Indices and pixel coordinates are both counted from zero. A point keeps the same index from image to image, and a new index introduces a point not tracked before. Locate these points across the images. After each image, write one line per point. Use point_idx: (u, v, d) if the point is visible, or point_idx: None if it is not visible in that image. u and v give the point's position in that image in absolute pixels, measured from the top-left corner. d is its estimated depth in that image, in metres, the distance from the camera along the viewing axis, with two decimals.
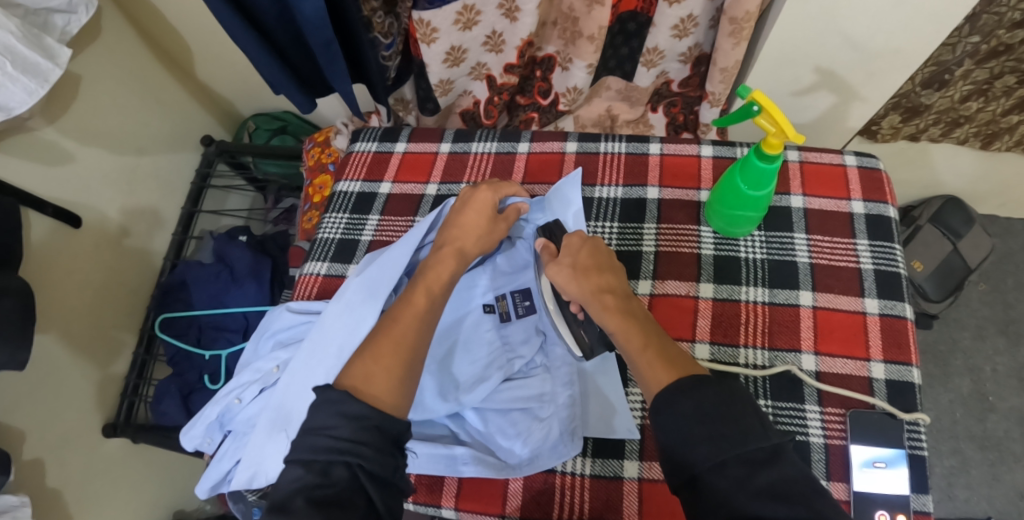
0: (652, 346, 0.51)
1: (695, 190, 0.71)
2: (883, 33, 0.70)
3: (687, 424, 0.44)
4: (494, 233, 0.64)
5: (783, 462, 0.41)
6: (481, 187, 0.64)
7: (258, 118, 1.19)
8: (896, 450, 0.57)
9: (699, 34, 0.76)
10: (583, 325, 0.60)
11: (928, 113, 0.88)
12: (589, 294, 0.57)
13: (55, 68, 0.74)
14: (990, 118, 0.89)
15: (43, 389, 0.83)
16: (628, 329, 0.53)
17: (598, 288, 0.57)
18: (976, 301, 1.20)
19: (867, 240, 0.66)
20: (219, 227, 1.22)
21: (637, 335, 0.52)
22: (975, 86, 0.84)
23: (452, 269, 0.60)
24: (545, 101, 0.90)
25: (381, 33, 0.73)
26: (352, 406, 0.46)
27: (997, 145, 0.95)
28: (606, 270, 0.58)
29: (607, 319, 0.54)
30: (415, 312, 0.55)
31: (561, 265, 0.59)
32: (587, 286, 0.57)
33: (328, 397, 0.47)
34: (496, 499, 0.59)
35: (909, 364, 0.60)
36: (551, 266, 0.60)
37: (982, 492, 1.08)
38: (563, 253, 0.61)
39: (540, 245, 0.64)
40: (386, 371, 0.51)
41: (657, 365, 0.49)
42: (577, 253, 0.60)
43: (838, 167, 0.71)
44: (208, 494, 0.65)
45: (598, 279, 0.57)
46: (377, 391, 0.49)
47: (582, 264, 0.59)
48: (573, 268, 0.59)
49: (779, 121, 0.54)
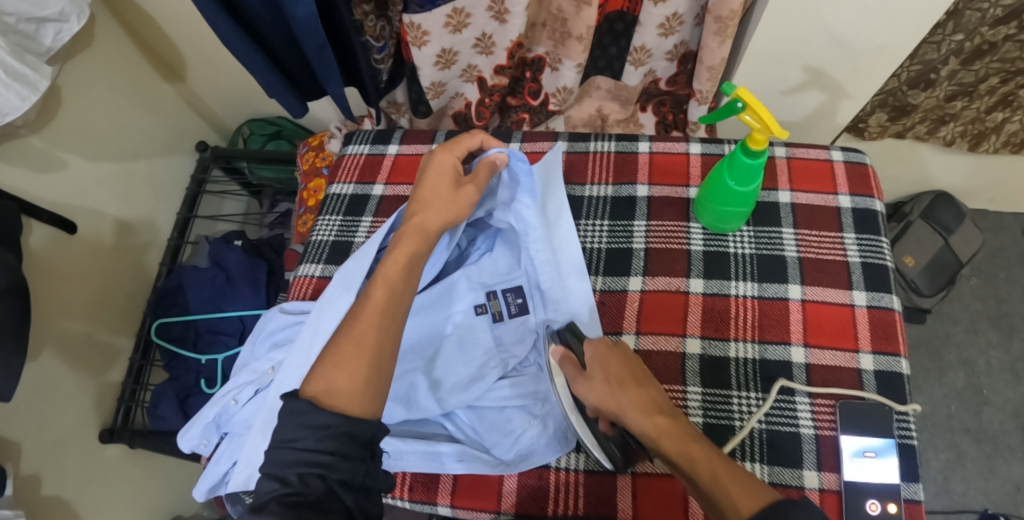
0: (723, 469, 0.47)
1: (685, 188, 0.72)
2: (867, 30, 0.71)
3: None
4: (460, 201, 0.60)
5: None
6: (438, 152, 0.62)
7: (252, 123, 1.19)
8: (887, 439, 0.57)
9: (685, 31, 0.77)
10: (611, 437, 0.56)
11: (915, 113, 0.89)
12: (636, 415, 0.52)
13: (42, 80, 0.75)
14: (975, 115, 0.90)
15: (40, 397, 0.83)
16: (689, 452, 0.48)
17: (645, 405, 0.52)
18: (968, 296, 1.21)
19: (854, 233, 0.67)
20: (215, 232, 1.23)
21: (703, 457, 0.48)
22: (960, 86, 0.85)
23: (411, 248, 0.57)
24: (536, 101, 0.90)
25: (373, 37, 0.74)
26: (315, 414, 0.47)
27: (985, 147, 0.97)
28: (644, 384, 0.54)
29: (662, 444, 0.50)
30: (376, 307, 0.53)
31: (593, 381, 0.54)
32: (632, 406, 0.52)
33: (292, 409, 0.47)
34: (492, 495, 0.59)
35: (898, 355, 0.61)
36: (581, 383, 0.55)
37: (978, 485, 1.08)
38: (592, 365, 0.55)
39: (558, 355, 0.58)
40: (350, 373, 0.49)
41: (735, 488, 0.45)
42: (608, 364, 0.55)
43: (825, 162, 0.72)
44: (206, 496, 0.66)
45: (639, 396, 0.52)
46: (344, 401, 0.48)
47: (616, 376, 0.54)
48: (608, 383, 0.54)
49: (764, 117, 0.54)
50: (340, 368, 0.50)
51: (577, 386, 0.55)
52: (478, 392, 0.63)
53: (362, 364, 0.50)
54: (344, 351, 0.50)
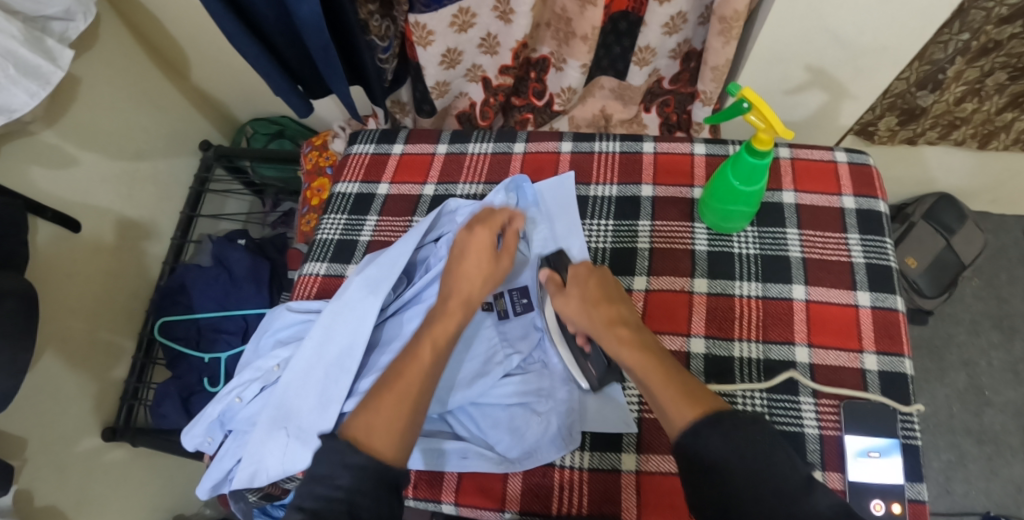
0: (671, 378, 0.50)
1: (689, 188, 0.72)
2: (871, 32, 0.72)
3: (722, 464, 0.44)
4: (498, 272, 0.63)
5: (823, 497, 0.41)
6: (476, 229, 0.63)
7: (257, 122, 1.20)
8: (891, 440, 0.57)
9: (688, 30, 0.78)
10: (589, 357, 0.60)
11: (925, 117, 0.90)
12: (601, 326, 0.57)
13: (58, 71, 0.74)
14: (985, 118, 0.91)
15: (42, 395, 0.84)
16: (642, 360, 0.53)
17: (611, 319, 0.57)
18: (970, 297, 1.21)
19: (858, 234, 0.67)
20: (218, 230, 1.23)
21: (654, 368, 0.52)
22: (968, 86, 0.86)
23: (458, 322, 0.59)
24: (540, 101, 0.90)
25: (378, 36, 0.74)
26: (354, 456, 0.47)
27: (995, 145, 0.97)
28: (616, 301, 0.59)
29: (621, 353, 0.54)
30: (421, 366, 0.54)
31: (570, 297, 0.60)
32: (598, 317, 0.57)
33: (332, 447, 0.48)
34: (495, 493, 0.59)
35: (901, 355, 0.61)
36: (559, 297, 0.61)
37: (979, 486, 1.09)
38: (570, 284, 0.61)
39: (545, 276, 0.64)
40: (388, 423, 0.50)
41: (678, 396, 0.49)
42: (586, 282, 0.60)
43: (829, 163, 0.72)
44: (209, 494, 0.66)
45: (608, 310, 0.57)
46: (379, 445, 0.49)
47: (592, 294, 0.59)
48: (582, 299, 0.59)
49: (768, 117, 0.54)
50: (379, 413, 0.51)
51: (555, 301, 0.61)
52: (482, 390, 0.63)
53: (402, 414, 0.51)
54: (384, 399, 0.52)
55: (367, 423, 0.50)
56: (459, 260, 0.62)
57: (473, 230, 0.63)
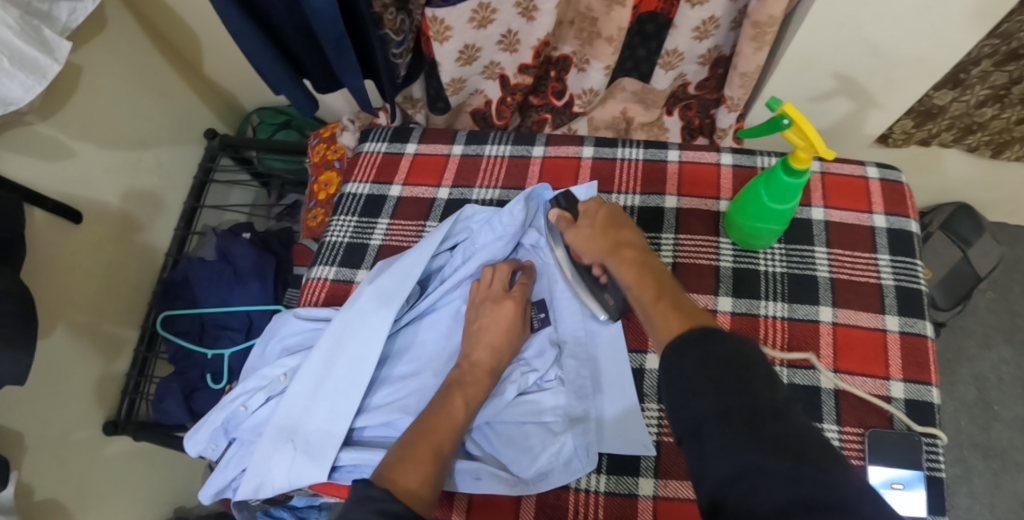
0: (665, 298, 0.51)
1: (715, 200, 0.69)
2: (910, 43, 0.68)
3: (691, 374, 0.42)
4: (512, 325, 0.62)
5: (788, 415, 0.38)
6: (505, 302, 0.63)
7: (262, 112, 1.17)
8: (916, 472, 0.56)
9: (719, 36, 0.74)
10: (605, 289, 0.62)
11: (942, 117, 0.87)
12: (606, 251, 0.58)
13: (54, 64, 0.71)
14: (1004, 126, 0.88)
15: (42, 391, 0.82)
16: (642, 281, 0.54)
17: (616, 244, 0.58)
18: (983, 309, 1.19)
19: (888, 254, 0.65)
20: (222, 222, 1.19)
21: (652, 288, 0.53)
22: (993, 90, 0.82)
23: (486, 387, 0.59)
24: (559, 102, 0.88)
25: (392, 30, 0.70)
26: (391, 504, 0.45)
27: (1007, 155, 0.94)
28: (622, 228, 0.60)
29: (623, 272, 0.56)
30: (455, 423, 0.55)
31: (580, 229, 0.62)
32: (605, 243, 0.59)
33: (369, 494, 0.45)
34: (508, 515, 0.57)
35: (929, 384, 0.59)
36: (570, 230, 0.63)
37: (984, 501, 1.06)
38: (581, 218, 0.63)
39: (556, 215, 0.65)
40: (422, 479, 0.50)
41: (668, 314, 0.49)
42: (596, 215, 0.62)
43: (860, 179, 0.70)
44: (212, 500, 0.64)
45: (616, 236, 0.59)
46: (414, 489, 0.49)
47: (599, 224, 0.61)
48: (591, 228, 0.61)
49: (810, 135, 0.51)
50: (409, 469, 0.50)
51: (568, 234, 0.63)
52: (497, 408, 0.61)
53: (431, 468, 0.51)
54: (418, 455, 0.51)
55: (401, 473, 0.50)
56: (480, 329, 0.62)
57: (501, 303, 0.63)
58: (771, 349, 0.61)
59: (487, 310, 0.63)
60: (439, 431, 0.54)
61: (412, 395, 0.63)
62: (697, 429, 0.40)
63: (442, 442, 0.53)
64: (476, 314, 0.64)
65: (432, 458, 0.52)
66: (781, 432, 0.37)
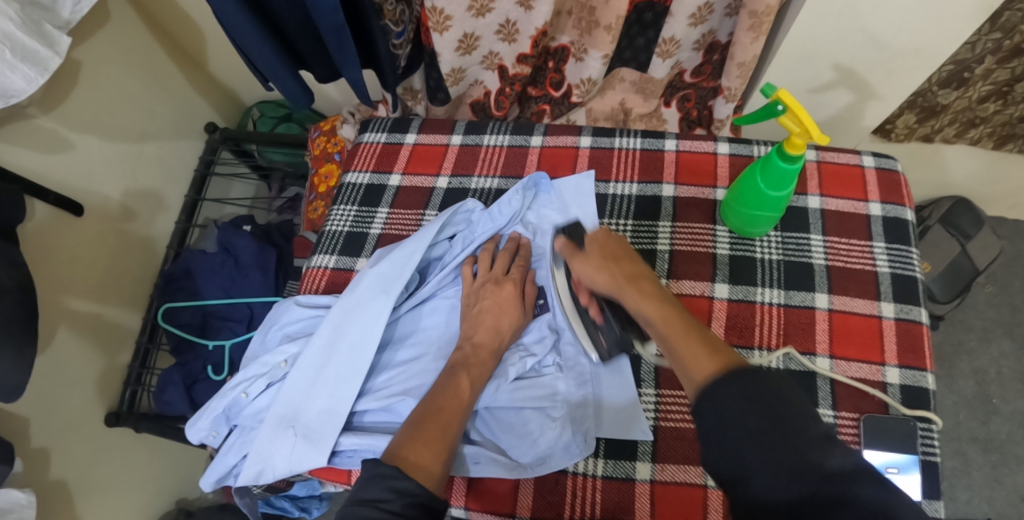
0: (694, 332, 0.47)
1: (712, 189, 0.70)
2: (907, 32, 0.68)
3: (726, 410, 0.39)
4: (510, 302, 0.64)
5: (839, 453, 0.36)
6: (506, 284, 0.64)
7: (263, 105, 1.18)
8: (911, 456, 0.56)
9: (714, 21, 0.75)
10: (600, 328, 0.60)
11: (946, 113, 0.87)
12: (622, 282, 0.55)
13: (54, 57, 0.73)
14: (1006, 121, 0.88)
15: (49, 382, 0.82)
16: (665, 314, 0.50)
17: (632, 275, 0.55)
18: (983, 304, 1.19)
19: (883, 242, 0.66)
20: (223, 215, 1.21)
21: (676, 320, 0.49)
22: (995, 86, 0.82)
23: (486, 369, 0.60)
24: (557, 92, 0.88)
25: (392, 20, 0.70)
26: (402, 480, 0.46)
27: (1012, 148, 0.93)
28: (633, 259, 0.57)
29: (642, 305, 0.52)
30: (461, 404, 0.56)
31: (588, 259, 0.58)
32: (617, 274, 0.56)
33: (380, 472, 0.46)
34: (506, 498, 0.58)
35: (924, 370, 0.60)
36: (578, 258, 0.59)
37: (982, 494, 1.07)
38: (590, 245, 0.60)
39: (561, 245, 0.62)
40: (432, 452, 0.51)
41: (697, 348, 0.45)
42: (604, 243, 0.59)
43: (856, 168, 0.70)
44: (213, 487, 0.64)
45: (629, 267, 0.56)
46: (425, 462, 0.50)
47: (610, 253, 0.58)
48: (601, 258, 0.58)
49: (804, 121, 0.52)
50: (416, 448, 0.51)
51: (574, 262, 0.60)
52: (497, 392, 0.62)
53: (439, 450, 0.51)
54: (429, 432, 0.52)
55: (411, 450, 0.50)
56: (481, 312, 0.63)
57: (501, 285, 0.64)
58: (767, 323, 0.62)
59: (487, 294, 0.64)
60: (448, 410, 0.55)
61: (413, 378, 0.63)
62: (744, 473, 0.37)
63: (451, 425, 0.54)
64: (475, 299, 0.65)
65: (441, 435, 0.52)
66: (832, 475, 0.34)
